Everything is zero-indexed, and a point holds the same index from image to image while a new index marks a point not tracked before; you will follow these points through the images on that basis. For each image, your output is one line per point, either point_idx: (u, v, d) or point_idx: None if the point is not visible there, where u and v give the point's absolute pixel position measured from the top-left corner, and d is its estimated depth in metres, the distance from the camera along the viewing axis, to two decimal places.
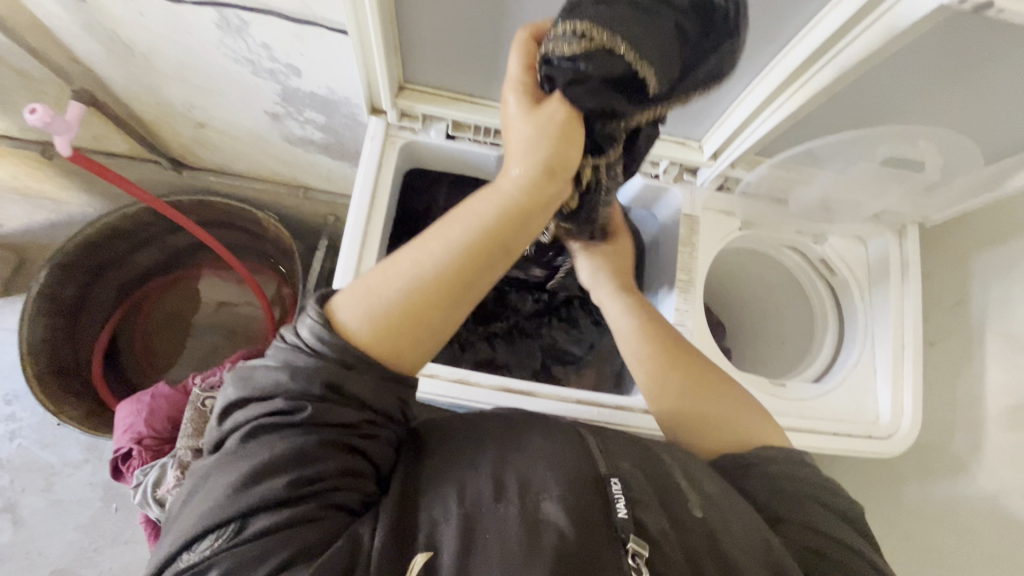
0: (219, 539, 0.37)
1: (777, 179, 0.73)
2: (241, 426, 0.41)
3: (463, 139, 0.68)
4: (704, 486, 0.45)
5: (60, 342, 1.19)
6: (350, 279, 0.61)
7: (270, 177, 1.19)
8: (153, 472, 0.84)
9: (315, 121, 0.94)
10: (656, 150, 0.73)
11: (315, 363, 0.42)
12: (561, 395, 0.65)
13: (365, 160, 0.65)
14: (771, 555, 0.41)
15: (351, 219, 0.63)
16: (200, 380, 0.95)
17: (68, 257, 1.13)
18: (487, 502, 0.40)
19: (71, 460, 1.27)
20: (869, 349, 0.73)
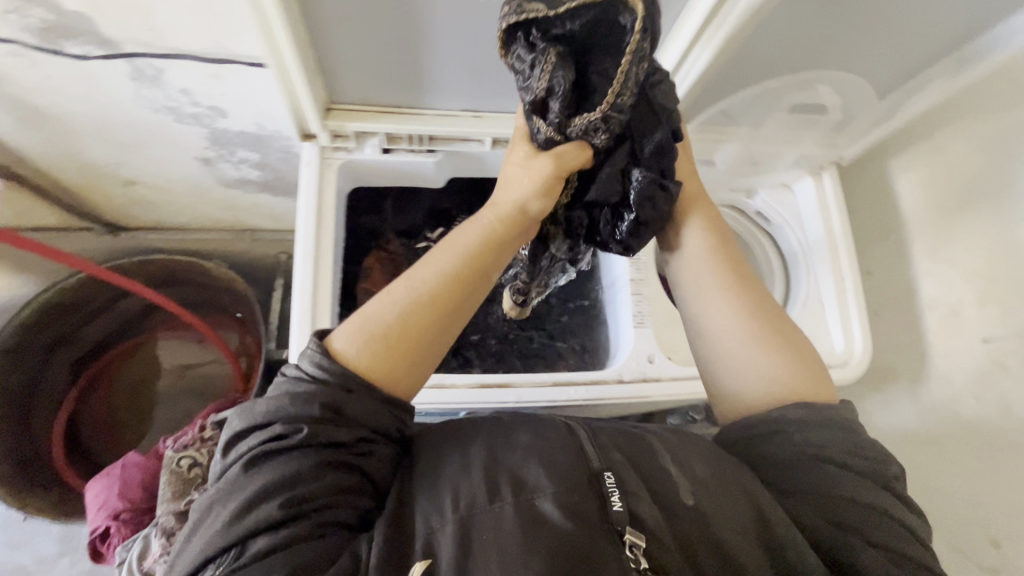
0: (220, 566, 0.37)
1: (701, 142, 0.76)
2: (241, 454, 0.43)
3: (399, 150, 0.69)
4: (693, 471, 0.45)
5: (13, 433, 1.13)
6: (307, 303, 0.60)
7: (213, 225, 1.17)
8: (136, 545, 0.80)
9: (249, 159, 0.93)
10: None
11: (312, 389, 0.44)
12: (536, 381, 0.66)
13: (304, 186, 0.65)
14: (767, 531, 0.43)
15: (300, 245, 0.63)
16: (172, 442, 0.91)
17: (9, 342, 1.08)
18: (479, 503, 0.40)
19: (45, 556, 1.19)
20: (814, 288, 0.78)
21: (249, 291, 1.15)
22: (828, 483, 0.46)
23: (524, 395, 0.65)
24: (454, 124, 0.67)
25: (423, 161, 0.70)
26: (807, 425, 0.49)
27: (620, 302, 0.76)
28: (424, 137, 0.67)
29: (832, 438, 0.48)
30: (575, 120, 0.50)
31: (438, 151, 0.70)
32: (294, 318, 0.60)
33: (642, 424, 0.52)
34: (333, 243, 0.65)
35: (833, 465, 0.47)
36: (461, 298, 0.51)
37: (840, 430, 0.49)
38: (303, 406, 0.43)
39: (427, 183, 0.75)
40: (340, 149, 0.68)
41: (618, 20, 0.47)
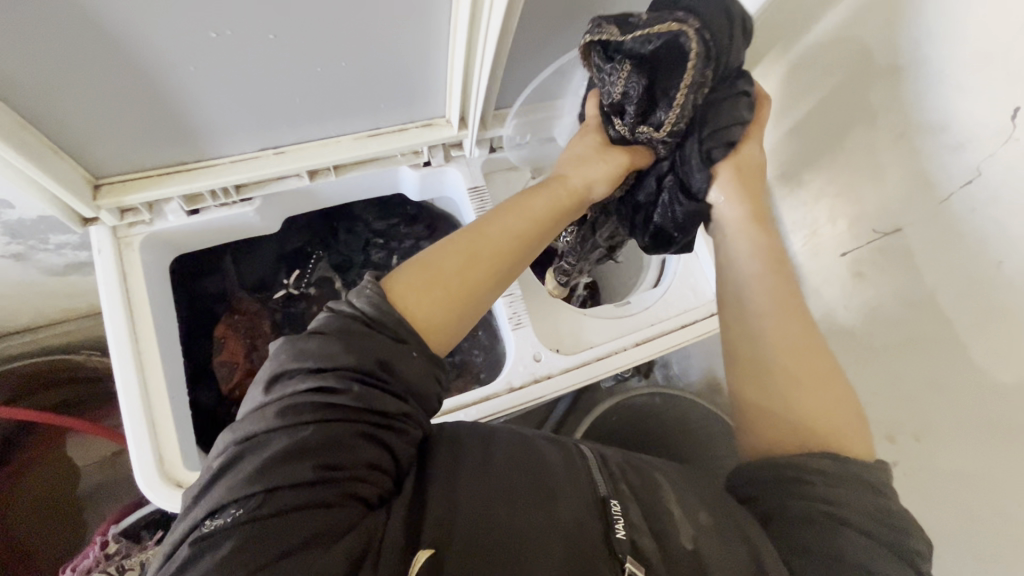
0: (241, 509, 0.39)
1: (533, 123, 0.75)
2: (290, 388, 0.44)
3: (209, 208, 0.70)
4: (697, 517, 0.49)
5: None
6: (136, 389, 0.63)
7: (64, 317, 1.05)
8: None
9: (70, 242, 0.81)
10: (409, 144, 0.72)
11: (373, 344, 0.46)
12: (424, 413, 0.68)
13: (102, 271, 0.65)
14: (753, 560, 0.45)
15: (110, 327, 0.64)
16: (75, 567, 0.82)
17: None
18: (499, 517, 0.45)
19: None
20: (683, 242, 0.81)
21: None
22: (824, 542, 0.45)
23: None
24: (249, 170, 0.67)
25: (240, 213, 0.71)
26: (828, 476, 0.49)
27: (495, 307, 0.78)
28: (229, 189, 0.68)
29: (853, 492, 0.47)
30: (640, 129, 0.60)
31: (250, 199, 0.71)
32: (127, 409, 0.62)
33: (648, 458, 0.59)
34: (150, 316, 0.66)
35: (827, 507, 0.47)
36: (509, 257, 0.56)
37: (867, 499, 0.47)
38: (360, 359, 0.44)
39: (256, 227, 0.77)
40: (136, 224, 0.68)
41: (680, 44, 0.55)
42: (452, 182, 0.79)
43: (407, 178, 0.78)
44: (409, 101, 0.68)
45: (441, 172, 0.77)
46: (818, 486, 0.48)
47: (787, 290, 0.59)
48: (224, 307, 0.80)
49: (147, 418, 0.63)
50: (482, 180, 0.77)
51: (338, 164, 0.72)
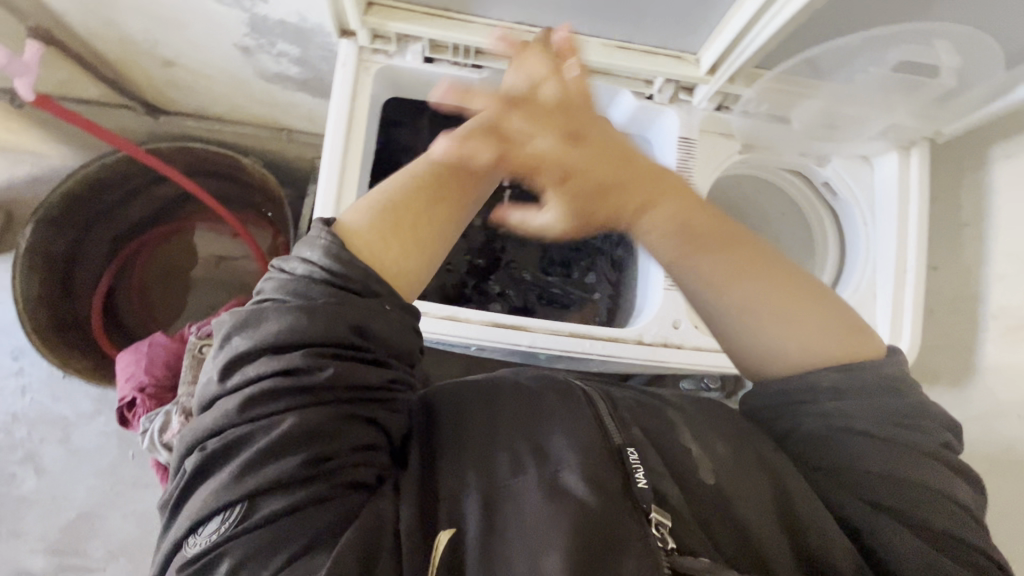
0: (225, 523, 0.43)
1: (776, 92, 0.77)
2: (240, 392, 0.46)
3: (442, 62, 0.77)
4: (715, 447, 0.57)
5: (57, 297, 1.20)
6: (331, 196, 0.71)
7: (250, 120, 1.15)
8: (158, 418, 0.86)
9: (289, 54, 0.89)
10: (650, 69, 0.76)
11: (329, 306, 0.46)
12: (553, 329, 0.72)
13: (341, 80, 0.73)
14: (780, 498, 0.54)
15: (330, 134, 0.72)
16: (197, 328, 0.94)
17: (52, 211, 1.12)
18: (505, 478, 0.50)
19: (84, 412, 1.37)
20: (870, 273, 0.80)
21: (282, 191, 1.17)
22: (851, 457, 0.55)
23: (538, 341, 0.70)
24: (501, 38, 0.75)
25: (467, 77, 0.77)
26: (841, 395, 0.56)
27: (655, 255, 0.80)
28: (468, 48, 0.75)
29: (870, 408, 0.55)
30: None
31: (481, 68, 0.77)
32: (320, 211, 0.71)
33: (662, 394, 0.64)
34: (363, 135, 0.74)
35: (861, 437, 0.55)
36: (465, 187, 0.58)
37: (884, 402, 0.56)
38: (328, 334, 0.46)
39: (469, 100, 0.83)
40: (379, 52, 0.75)
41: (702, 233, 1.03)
42: (664, 126, 0.81)
43: (623, 106, 0.81)
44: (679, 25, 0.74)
45: (660, 111, 0.79)
46: (834, 410, 0.56)
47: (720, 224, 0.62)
48: (405, 163, 0.86)
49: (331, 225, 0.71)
50: (695, 133, 0.79)
51: (575, 64, 0.77)
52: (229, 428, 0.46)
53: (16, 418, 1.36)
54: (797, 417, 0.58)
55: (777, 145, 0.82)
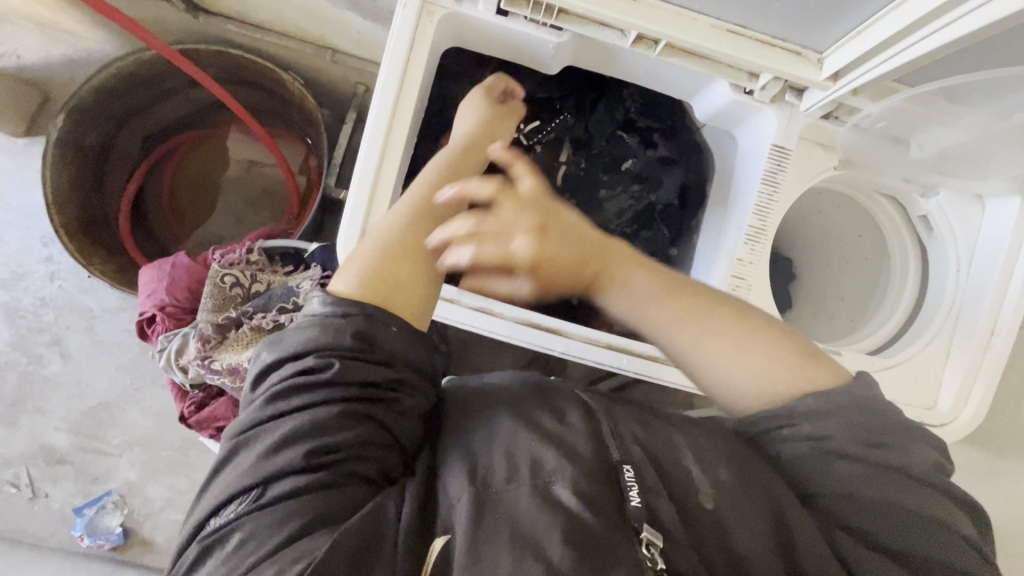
0: (242, 504, 0.49)
1: (902, 113, 0.69)
2: (269, 390, 0.53)
3: (518, 16, 0.68)
4: (716, 472, 0.54)
5: (85, 192, 1.18)
6: (372, 156, 0.66)
7: (293, 33, 1.07)
8: (175, 340, 0.86)
9: None
10: (753, 60, 0.67)
11: (343, 321, 0.53)
12: (589, 338, 0.73)
13: (400, 24, 0.66)
14: (781, 532, 0.51)
15: (382, 84, 0.66)
16: (221, 255, 0.92)
17: (85, 102, 1.07)
18: (501, 483, 0.51)
19: (109, 306, 1.40)
20: (950, 327, 0.74)
21: (319, 113, 1.11)
22: (836, 485, 0.52)
23: (571, 347, 0.72)
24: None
25: (544, 39, 0.69)
26: (812, 416, 0.54)
27: (715, 272, 0.75)
28: (552, 8, 0.66)
29: (849, 423, 0.53)
30: None
31: (561, 31, 0.69)
32: (360, 173, 0.65)
33: (668, 416, 0.62)
34: (416, 89, 0.67)
35: (847, 463, 0.52)
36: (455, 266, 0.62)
37: (875, 421, 0.53)
38: (340, 342, 0.52)
39: (538, 59, 0.75)
40: None
41: None
42: (759, 126, 0.72)
43: (715, 97, 0.73)
44: (801, 15, 0.63)
45: (759, 109, 0.71)
46: (807, 429, 0.54)
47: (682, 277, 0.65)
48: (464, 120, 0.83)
49: (369, 192, 0.65)
50: (792, 143, 0.71)
51: (671, 42, 0.67)
52: (255, 426, 0.52)
53: (44, 302, 1.40)
54: (777, 439, 0.56)
55: (882, 168, 0.76)
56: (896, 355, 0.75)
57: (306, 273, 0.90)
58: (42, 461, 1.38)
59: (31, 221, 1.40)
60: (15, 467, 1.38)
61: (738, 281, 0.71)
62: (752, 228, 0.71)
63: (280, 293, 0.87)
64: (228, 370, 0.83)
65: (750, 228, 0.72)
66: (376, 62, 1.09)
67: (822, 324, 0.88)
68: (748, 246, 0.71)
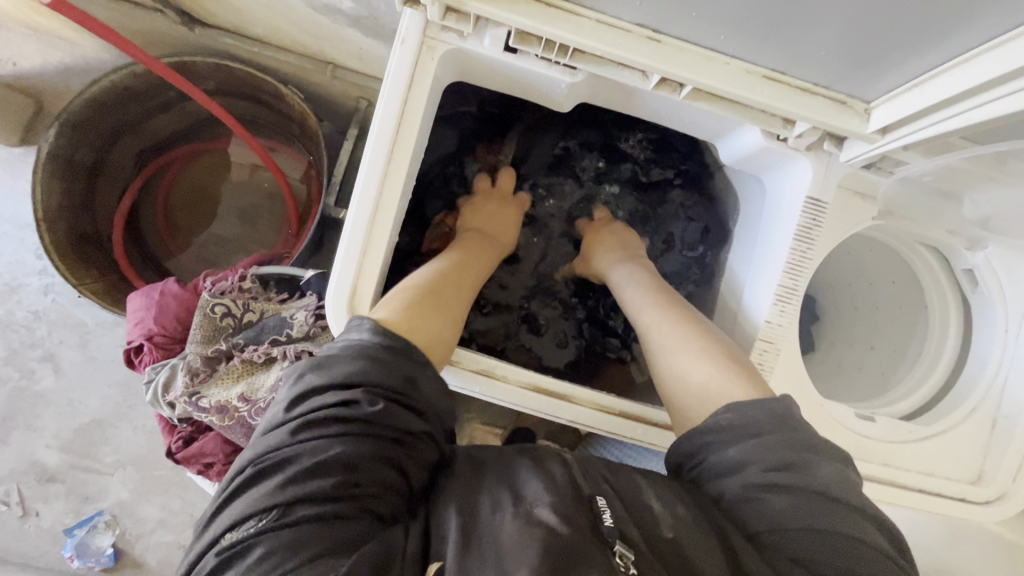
0: (263, 520, 0.44)
1: (950, 165, 0.64)
2: (304, 413, 0.50)
3: (528, 54, 0.63)
4: (673, 507, 0.51)
5: (78, 207, 1.15)
6: (367, 202, 0.61)
7: (292, 47, 1.02)
8: (162, 373, 0.82)
9: None
10: (783, 106, 0.62)
11: (393, 371, 0.52)
12: (599, 405, 0.68)
13: (396, 64, 0.61)
14: (732, 551, 0.48)
15: (376, 128, 0.61)
16: (212, 283, 0.88)
17: (77, 116, 1.03)
18: (485, 514, 0.48)
19: (103, 321, 1.37)
20: (997, 392, 0.69)
21: (319, 131, 1.07)
22: (775, 514, 0.49)
23: (579, 417, 0.67)
24: (609, 40, 0.59)
25: (556, 78, 0.64)
26: (748, 436, 0.54)
27: (739, 335, 0.72)
28: (567, 48, 0.61)
29: (771, 447, 0.53)
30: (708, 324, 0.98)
31: (574, 69, 0.64)
32: (350, 225, 0.61)
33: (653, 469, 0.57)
34: (417, 130, 0.63)
35: (773, 492, 0.50)
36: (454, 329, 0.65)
37: (788, 444, 0.52)
38: (388, 377, 0.52)
39: (550, 95, 0.70)
40: (449, 29, 0.62)
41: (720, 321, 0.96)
42: (790, 176, 0.68)
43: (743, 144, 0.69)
44: (838, 64, 0.58)
45: (792, 157, 0.67)
46: (740, 454, 0.53)
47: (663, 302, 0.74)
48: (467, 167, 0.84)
49: (361, 247, 0.61)
50: (828, 195, 0.67)
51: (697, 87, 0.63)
52: (284, 446, 0.48)
53: (37, 315, 1.36)
54: (719, 468, 0.54)
55: (926, 219, 0.72)
56: (937, 422, 0.70)
57: (300, 303, 0.86)
58: (33, 479, 1.35)
59: (25, 232, 1.37)
60: (6, 484, 1.34)
61: (766, 345, 0.67)
62: (782, 288, 0.67)
63: (273, 325, 0.83)
64: (217, 408, 0.79)
65: (780, 288, 0.68)
66: (378, 78, 1.04)
67: (855, 375, 0.83)
68: (778, 307, 0.67)
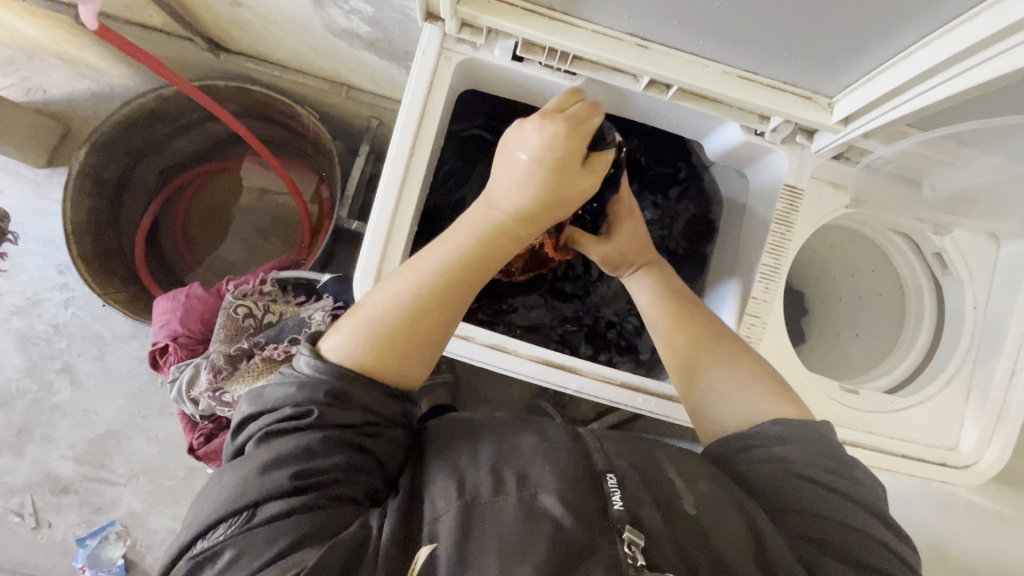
0: (230, 527, 0.45)
1: (912, 155, 0.70)
2: (252, 431, 0.50)
3: (532, 62, 0.70)
4: (698, 484, 0.54)
5: (102, 222, 1.20)
6: (390, 192, 0.67)
7: (309, 70, 1.10)
8: (187, 371, 0.87)
9: (362, 11, 0.84)
10: (763, 103, 0.68)
11: (321, 378, 0.50)
12: (601, 374, 0.72)
13: (419, 70, 0.68)
14: (754, 531, 0.50)
15: (400, 127, 0.67)
16: (235, 286, 0.93)
17: (107, 136, 1.10)
18: (485, 497, 0.48)
19: (120, 334, 1.41)
20: (968, 367, 0.75)
21: (333, 147, 1.13)
22: (805, 500, 0.53)
23: (586, 385, 0.71)
24: (606, 48, 0.66)
25: (560, 82, 0.72)
26: (785, 437, 0.57)
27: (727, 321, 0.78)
28: (569, 55, 0.68)
29: (811, 452, 0.56)
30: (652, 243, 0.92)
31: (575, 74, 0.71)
32: (375, 218, 0.66)
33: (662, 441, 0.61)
34: (436, 128, 0.70)
35: (803, 480, 0.54)
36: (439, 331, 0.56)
37: (825, 449, 0.56)
38: (313, 389, 0.49)
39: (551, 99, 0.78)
40: (463, 42, 0.69)
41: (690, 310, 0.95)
42: (771, 165, 0.75)
43: (728, 137, 0.75)
44: (812, 64, 0.64)
45: (770, 149, 0.73)
46: (780, 452, 0.57)
47: (681, 312, 0.71)
48: (474, 170, 0.90)
49: (385, 233, 0.66)
50: (804, 182, 0.73)
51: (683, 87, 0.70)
52: (238, 461, 0.49)
53: (57, 328, 1.41)
54: (750, 458, 0.58)
55: (896, 205, 0.78)
56: (915, 395, 0.75)
57: (317, 304, 0.91)
58: (47, 490, 1.37)
59: (48, 249, 1.42)
60: (19, 495, 1.36)
61: (753, 320, 0.72)
62: (765, 267, 0.73)
63: (292, 324, 0.88)
64: None
65: (764, 267, 0.73)
66: (389, 98, 1.12)
67: (838, 359, 0.88)
68: (762, 285, 0.73)
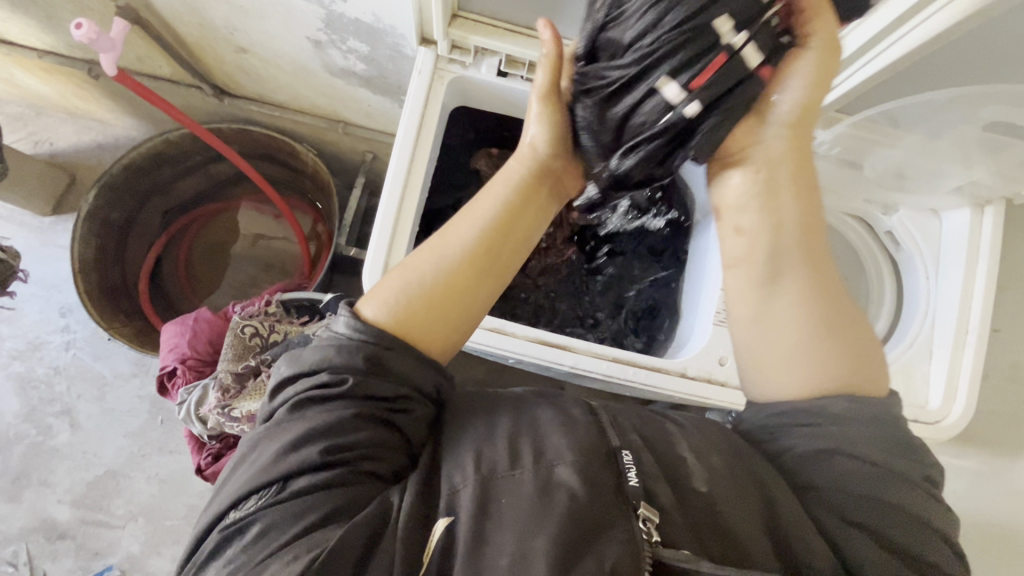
0: (263, 497, 0.47)
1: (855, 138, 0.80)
2: (288, 398, 0.53)
3: (515, 75, 0.81)
4: (707, 457, 0.54)
5: (109, 262, 1.25)
6: (396, 189, 0.73)
7: (309, 110, 1.18)
8: (196, 392, 0.89)
9: (358, 50, 0.93)
10: None
11: (358, 342, 0.53)
12: (597, 352, 0.76)
13: (417, 85, 0.77)
14: (767, 498, 0.51)
15: (402, 133, 0.75)
16: (241, 308, 0.97)
17: (117, 177, 1.17)
18: (502, 471, 0.49)
19: (121, 373, 1.43)
20: (928, 333, 0.81)
21: (331, 180, 1.20)
22: (844, 478, 0.52)
23: (580, 362, 0.75)
24: None
25: None
26: (845, 420, 0.54)
27: (704, 301, 0.84)
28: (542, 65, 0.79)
29: (870, 438, 0.53)
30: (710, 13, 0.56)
31: None
32: (382, 215, 0.72)
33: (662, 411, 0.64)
34: (434, 134, 0.78)
35: (844, 458, 0.53)
36: (474, 292, 0.60)
37: (888, 441, 0.54)
38: (350, 356, 0.52)
39: None
40: (454, 63, 0.80)
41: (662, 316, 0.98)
42: None
43: None
44: None
45: None
46: (834, 433, 0.54)
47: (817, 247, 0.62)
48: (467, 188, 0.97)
49: (391, 228, 0.72)
50: None
51: None
52: (273, 425, 0.52)
53: (58, 371, 1.42)
54: (783, 435, 0.56)
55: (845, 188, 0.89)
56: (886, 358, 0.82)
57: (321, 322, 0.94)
58: (43, 537, 1.34)
59: (51, 293, 1.45)
60: (14, 544, 1.33)
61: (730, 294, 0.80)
62: None
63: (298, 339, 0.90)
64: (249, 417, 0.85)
65: None
66: (384, 132, 1.20)
67: None
68: None
